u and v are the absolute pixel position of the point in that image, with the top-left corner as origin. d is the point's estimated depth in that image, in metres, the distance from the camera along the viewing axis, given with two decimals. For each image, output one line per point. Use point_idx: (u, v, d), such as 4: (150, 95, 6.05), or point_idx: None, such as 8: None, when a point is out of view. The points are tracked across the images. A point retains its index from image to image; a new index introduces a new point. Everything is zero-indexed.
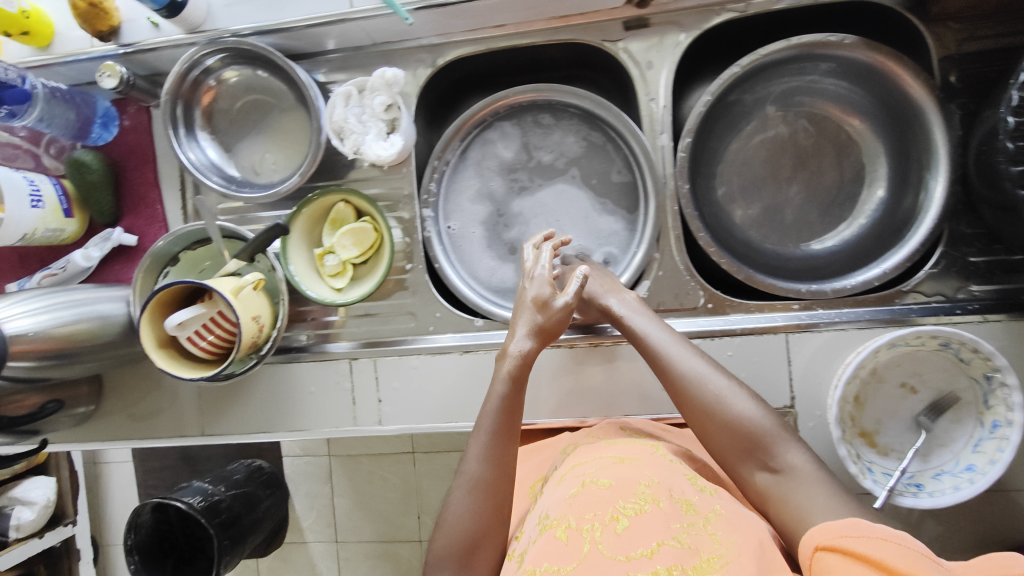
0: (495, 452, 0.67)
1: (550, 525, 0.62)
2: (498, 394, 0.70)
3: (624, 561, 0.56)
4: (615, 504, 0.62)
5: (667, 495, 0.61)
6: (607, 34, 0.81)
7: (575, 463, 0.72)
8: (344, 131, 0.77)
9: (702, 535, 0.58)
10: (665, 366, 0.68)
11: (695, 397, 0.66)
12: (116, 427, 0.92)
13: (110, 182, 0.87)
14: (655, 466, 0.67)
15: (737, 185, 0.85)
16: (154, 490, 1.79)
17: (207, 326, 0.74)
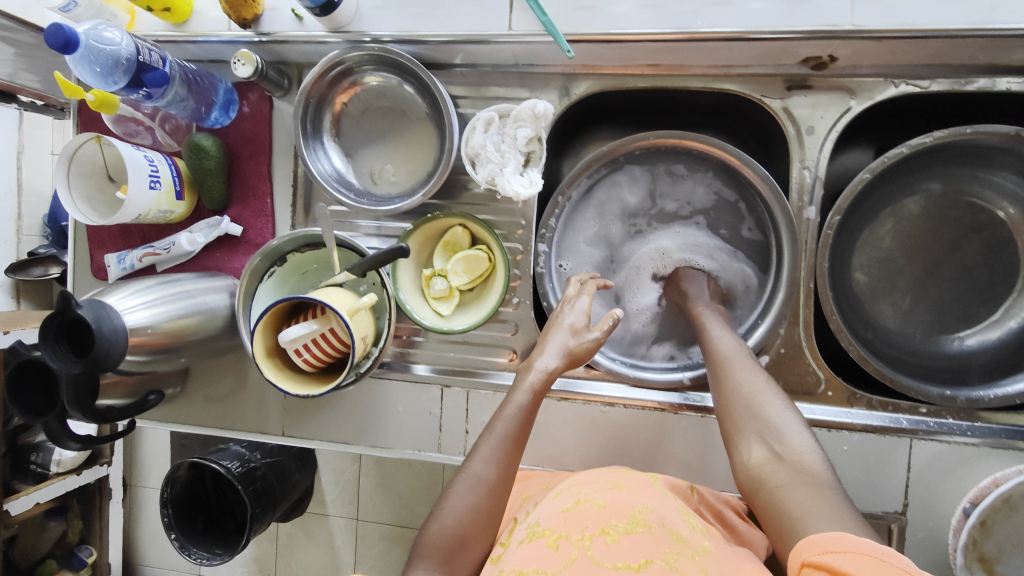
0: (505, 454, 0.65)
1: (541, 535, 0.64)
2: (520, 404, 0.68)
3: (609, 569, 0.57)
4: (606, 521, 0.64)
5: (660, 524, 0.64)
6: (767, 90, 0.75)
7: (573, 484, 0.75)
8: (480, 158, 0.74)
9: (689, 560, 0.58)
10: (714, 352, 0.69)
11: (733, 378, 0.65)
12: (197, 412, 0.92)
13: (224, 169, 0.85)
14: (648, 496, 0.70)
15: (874, 267, 0.81)
16: (188, 443, 1.83)
17: (316, 341, 0.71)
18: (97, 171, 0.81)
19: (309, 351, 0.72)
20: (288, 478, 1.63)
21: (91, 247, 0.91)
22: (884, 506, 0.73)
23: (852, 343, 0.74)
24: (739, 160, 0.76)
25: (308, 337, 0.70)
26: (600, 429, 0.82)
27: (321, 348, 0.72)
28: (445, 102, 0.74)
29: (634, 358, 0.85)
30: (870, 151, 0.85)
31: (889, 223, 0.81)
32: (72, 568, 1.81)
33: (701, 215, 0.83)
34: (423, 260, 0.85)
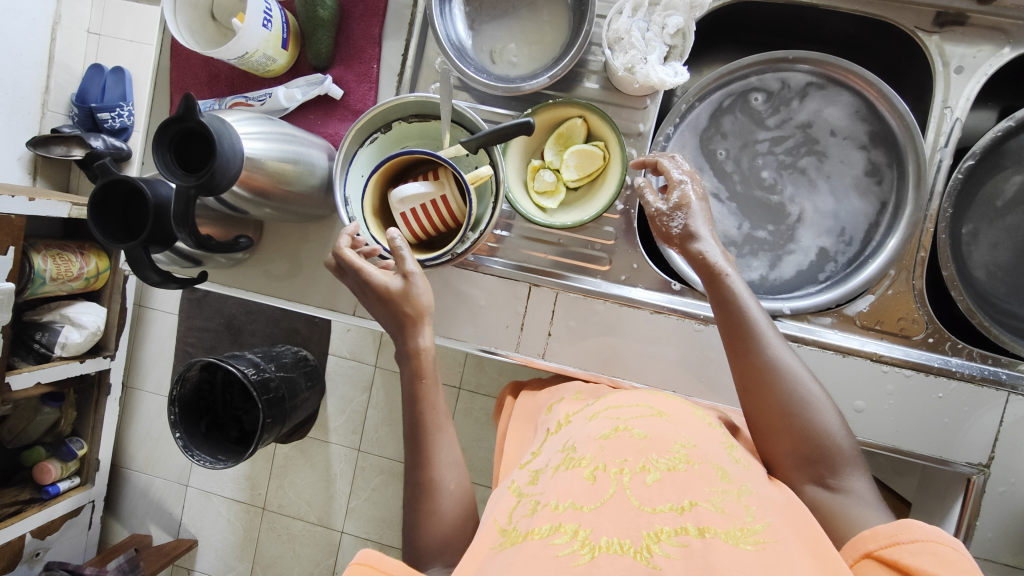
0: (440, 451, 0.68)
1: (577, 464, 0.58)
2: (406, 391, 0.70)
3: (648, 514, 0.52)
4: (647, 455, 0.58)
5: (706, 460, 0.58)
6: (922, 22, 0.73)
7: (610, 405, 0.69)
8: (622, 44, 0.70)
9: (736, 504, 0.53)
10: (749, 346, 0.64)
11: (773, 391, 0.62)
12: (260, 282, 0.88)
13: (335, 25, 0.80)
14: (692, 429, 0.64)
15: (988, 226, 0.79)
16: (195, 347, 1.78)
17: (425, 207, 0.68)
18: (201, 3, 0.75)
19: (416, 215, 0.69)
20: (298, 395, 1.54)
21: (173, 91, 0.86)
22: (967, 457, 0.73)
23: (962, 293, 0.73)
24: (879, 90, 0.75)
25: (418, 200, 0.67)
26: (690, 350, 0.80)
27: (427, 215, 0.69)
28: None
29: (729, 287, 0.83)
30: (993, 112, 0.83)
31: (1009, 183, 0.79)
32: (61, 458, 1.71)
33: (803, 145, 0.82)
34: (529, 151, 0.81)
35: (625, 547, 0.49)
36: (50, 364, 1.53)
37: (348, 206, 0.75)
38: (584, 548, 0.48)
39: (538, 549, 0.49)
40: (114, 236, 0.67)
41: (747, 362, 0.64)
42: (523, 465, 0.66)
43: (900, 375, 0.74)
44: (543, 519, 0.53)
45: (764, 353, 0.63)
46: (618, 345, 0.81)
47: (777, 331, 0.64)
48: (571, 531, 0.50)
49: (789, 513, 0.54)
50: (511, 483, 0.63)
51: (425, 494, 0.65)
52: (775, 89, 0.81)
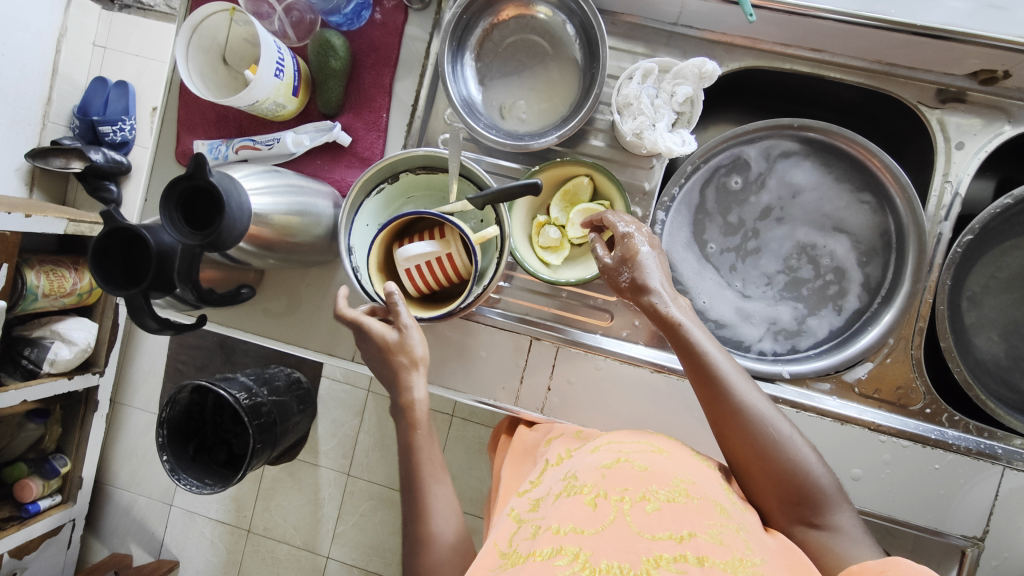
0: (432, 501, 0.66)
1: (579, 491, 0.59)
2: (410, 446, 0.68)
3: (648, 540, 0.53)
4: (648, 487, 0.59)
5: (706, 495, 0.59)
6: (925, 97, 0.75)
7: (612, 439, 0.69)
8: (631, 109, 0.71)
9: (734, 536, 0.54)
10: (716, 393, 0.62)
11: (744, 437, 0.60)
12: (259, 323, 0.87)
13: (346, 74, 0.80)
14: (692, 465, 0.64)
15: (987, 299, 0.80)
16: (186, 366, 1.76)
17: (431, 264, 0.68)
18: (214, 49, 0.75)
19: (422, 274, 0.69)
20: (289, 420, 1.52)
21: (180, 130, 0.86)
22: (961, 529, 0.73)
23: (960, 365, 0.74)
24: (880, 161, 0.76)
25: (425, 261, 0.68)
26: (689, 409, 0.80)
27: (432, 272, 0.69)
28: (605, 45, 0.71)
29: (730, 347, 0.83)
30: (992, 182, 0.84)
31: (1007, 255, 0.80)
32: (43, 475, 1.67)
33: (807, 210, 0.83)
34: (534, 206, 0.81)
35: (625, 571, 0.49)
36: (38, 381, 1.51)
37: (352, 255, 0.75)
38: (585, 570, 0.49)
39: (540, 569, 0.50)
40: (115, 282, 0.67)
41: (718, 409, 0.61)
42: (522, 493, 0.67)
43: (897, 444, 0.74)
44: (545, 541, 0.54)
45: (731, 399, 0.61)
46: (617, 401, 0.81)
47: (741, 372, 0.61)
48: (572, 553, 0.51)
49: (785, 557, 0.53)
50: (511, 510, 0.64)
51: (422, 544, 0.63)
52: (780, 153, 0.82)
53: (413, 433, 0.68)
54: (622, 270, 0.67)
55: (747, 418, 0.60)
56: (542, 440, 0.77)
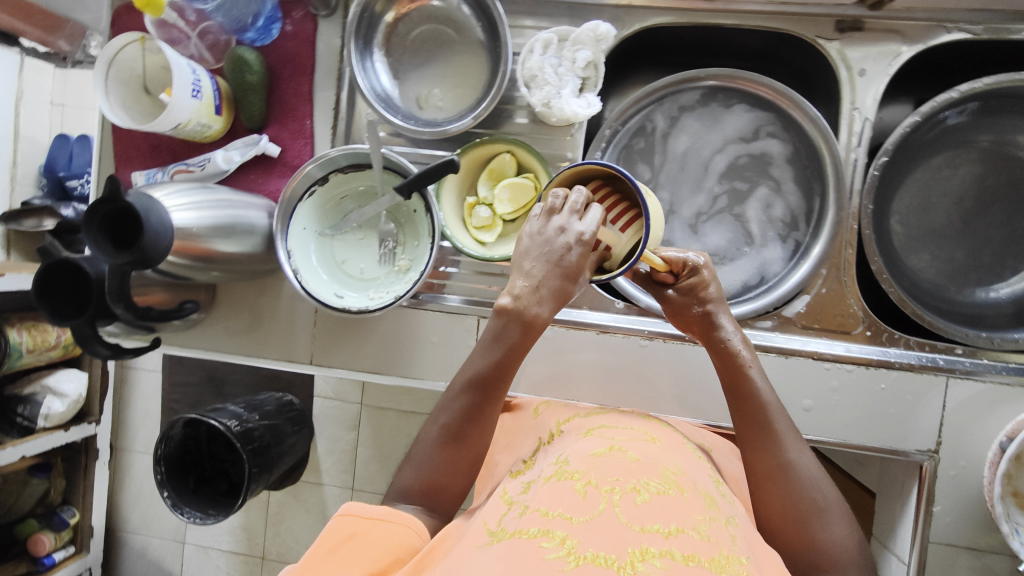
0: (482, 414, 0.61)
1: (569, 477, 0.60)
2: (492, 356, 0.60)
3: (637, 532, 0.53)
4: (638, 477, 0.60)
5: (694, 488, 0.61)
6: (821, 31, 0.76)
7: (604, 425, 0.72)
8: (536, 81, 0.73)
9: (720, 532, 0.55)
10: (763, 444, 0.63)
11: (785, 494, 0.60)
12: (219, 339, 0.89)
13: (265, 88, 0.83)
14: (682, 457, 0.67)
15: (915, 217, 0.82)
16: (180, 403, 1.78)
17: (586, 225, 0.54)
18: (134, 79, 0.78)
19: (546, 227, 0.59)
20: (284, 441, 1.54)
21: (117, 165, 0.88)
22: (916, 445, 0.75)
23: (893, 285, 0.75)
24: (789, 98, 0.78)
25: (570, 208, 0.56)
26: (640, 365, 0.82)
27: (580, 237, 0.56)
28: (503, 23, 0.73)
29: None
30: (908, 105, 0.86)
31: (930, 172, 0.82)
32: (54, 528, 1.69)
33: (723, 145, 0.84)
34: (465, 188, 0.83)
35: (611, 562, 0.49)
36: (33, 436, 1.53)
37: (292, 259, 0.77)
38: (570, 556, 0.50)
39: (527, 548, 0.51)
40: (63, 313, 0.70)
41: (755, 455, 0.63)
42: (515, 472, 0.68)
43: (842, 370, 0.76)
44: (532, 522, 0.55)
45: (780, 453, 0.62)
46: (569, 367, 0.83)
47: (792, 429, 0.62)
48: (558, 538, 0.52)
49: (771, 557, 0.56)
50: (503, 490, 0.65)
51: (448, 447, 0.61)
52: (696, 102, 0.83)
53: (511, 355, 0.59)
54: (692, 302, 0.69)
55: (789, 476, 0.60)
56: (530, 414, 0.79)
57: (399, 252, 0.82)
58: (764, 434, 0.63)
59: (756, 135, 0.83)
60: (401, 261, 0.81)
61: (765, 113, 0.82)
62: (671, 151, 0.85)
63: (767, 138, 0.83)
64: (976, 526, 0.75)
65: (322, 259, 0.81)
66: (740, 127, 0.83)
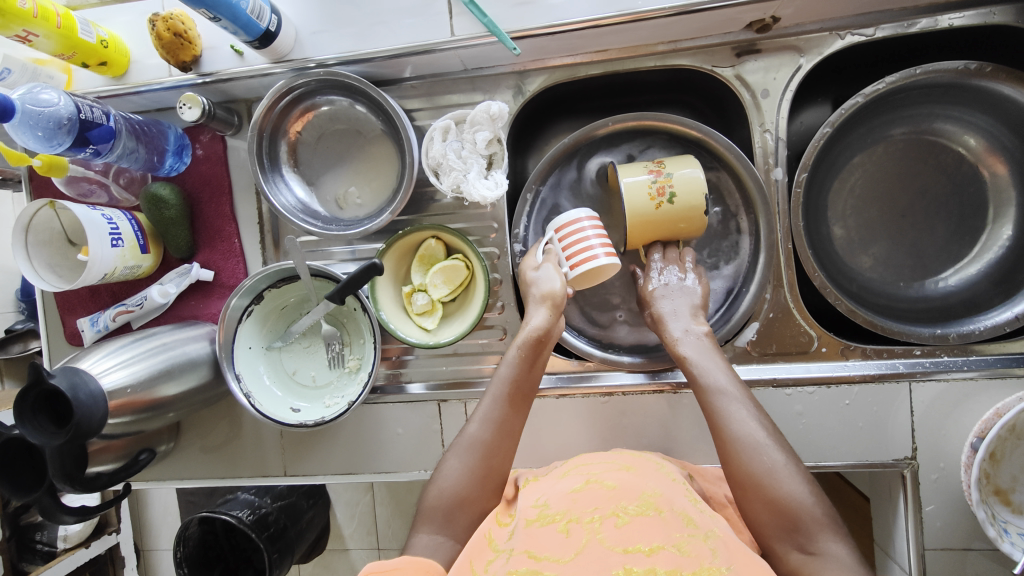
0: (497, 415, 0.69)
1: (551, 519, 0.59)
2: (511, 359, 0.70)
3: (620, 554, 0.55)
4: (616, 503, 0.61)
5: (672, 508, 0.61)
6: (717, 60, 0.76)
7: (579, 464, 0.72)
8: (443, 168, 0.73)
9: (701, 546, 0.56)
10: (715, 421, 0.64)
11: (740, 464, 0.60)
12: (194, 464, 0.90)
13: (187, 216, 0.83)
14: (656, 479, 0.67)
15: (850, 220, 0.81)
16: (195, 498, 1.75)
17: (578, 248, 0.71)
18: (56, 237, 0.79)
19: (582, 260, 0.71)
20: (303, 517, 1.52)
21: (62, 314, 0.89)
22: (893, 454, 0.74)
23: (838, 298, 0.74)
24: (700, 131, 0.77)
25: (570, 217, 0.71)
26: (606, 419, 0.81)
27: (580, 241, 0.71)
28: (399, 117, 0.74)
29: (631, 347, 0.84)
30: (826, 107, 0.85)
31: (857, 173, 0.81)
32: None
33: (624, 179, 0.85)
34: (401, 277, 0.83)
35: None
36: (56, 560, 1.48)
37: (241, 381, 0.77)
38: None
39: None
40: (24, 485, 0.71)
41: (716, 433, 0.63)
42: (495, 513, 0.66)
43: (804, 393, 0.75)
44: (520, 564, 0.54)
45: (727, 427, 0.62)
46: (537, 433, 0.83)
47: (737, 400, 0.63)
48: None
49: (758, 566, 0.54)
50: (488, 532, 0.63)
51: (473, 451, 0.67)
52: (584, 151, 0.85)
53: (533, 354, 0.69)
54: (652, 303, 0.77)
55: (742, 447, 0.60)
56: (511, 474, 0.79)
57: (347, 353, 0.82)
58: (716, 411, 0.64)
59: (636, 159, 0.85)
60: (350, 361, 0.81)
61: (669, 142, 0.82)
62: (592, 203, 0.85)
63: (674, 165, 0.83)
64: (971, 524, 0.73)
65: (273, 375, 0.82)
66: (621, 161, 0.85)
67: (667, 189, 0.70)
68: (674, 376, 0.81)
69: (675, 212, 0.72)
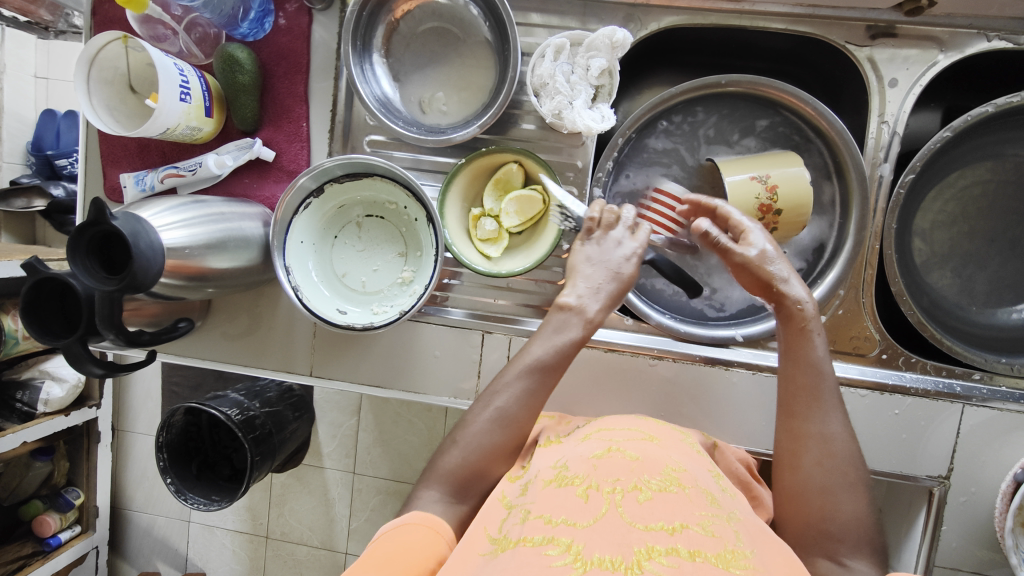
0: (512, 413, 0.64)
1: (570, 482, 0.58)
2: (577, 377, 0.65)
3: (640, 531, 0.51)
4: (639, 476, 0.58)
5: (696, 484, 0.59)
6: (852, 36, 0.72)
7: (603, 427, 0.69)
8: (547, 89, 0.69)
9: (725, 527, 0.53)
10: (804, 412, 0.61)
11: (817, 463, 0.58)
12: (217, 347, 0.87)
13: (258, 87, 0.78)
14: (682, 453, 0.64)
15: (935, 234, 0.79)
16: (179, 388, 1.65)
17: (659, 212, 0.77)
18: (118, 78, 0.73)
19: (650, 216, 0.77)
20: (286, 428, 1.41)
21: (104, 165, 0.84)
22: (927, 470, 0.74)
23: (912, 307, 0.73)
24: (815, 108, 0.73)
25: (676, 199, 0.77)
26: (648, 383, 0.80)
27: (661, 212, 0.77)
28: (512, 23, 0.69)
29: (686, 318, 0.83)
30: (937, 113, 0.81)
31: (958, 186, 0.79)
32: (59, 510, 1.59)
33: (717, 147, 0.81)
34: (471, 199, 0.79)
35: (617, 564, 0.47)
36: (35, 422, 1.41)
37: (290, 275, 0.74)
38: (577, 563, 0.48)
39: (532, 558, 0.48)
40: (51, 332, 0.67)
41: (795, 424, 0.61)
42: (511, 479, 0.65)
43: (856, 395, 0.74)
44: (536, 530, 0.52)
45: (817, 423, 0.60)
46: (576, 383, 0.81)
47: (838, 405, 0.60)
48: (564, 545, 0.50)
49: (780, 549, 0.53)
50: (500, 493, 0.63)
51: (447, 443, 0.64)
52: (685, 111, 0.80)
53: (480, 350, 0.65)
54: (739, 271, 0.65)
55: (830, 452, 0.58)
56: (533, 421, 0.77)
57: (402, 264, 0.79)
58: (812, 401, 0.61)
59: (740, 131, 0.80)
60: (404, 272, 0.78)
61: (747, 110, 0.79)
62: (679, 164, 0.82)
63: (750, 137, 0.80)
64: (985, 548, 0.75)
65: (322, 273, 0.78)
66: (721, 127, 0.80)
67: (772, 225, 0.72)
68: (723, 354, 0.80)
69: (778, 236, 0.74)
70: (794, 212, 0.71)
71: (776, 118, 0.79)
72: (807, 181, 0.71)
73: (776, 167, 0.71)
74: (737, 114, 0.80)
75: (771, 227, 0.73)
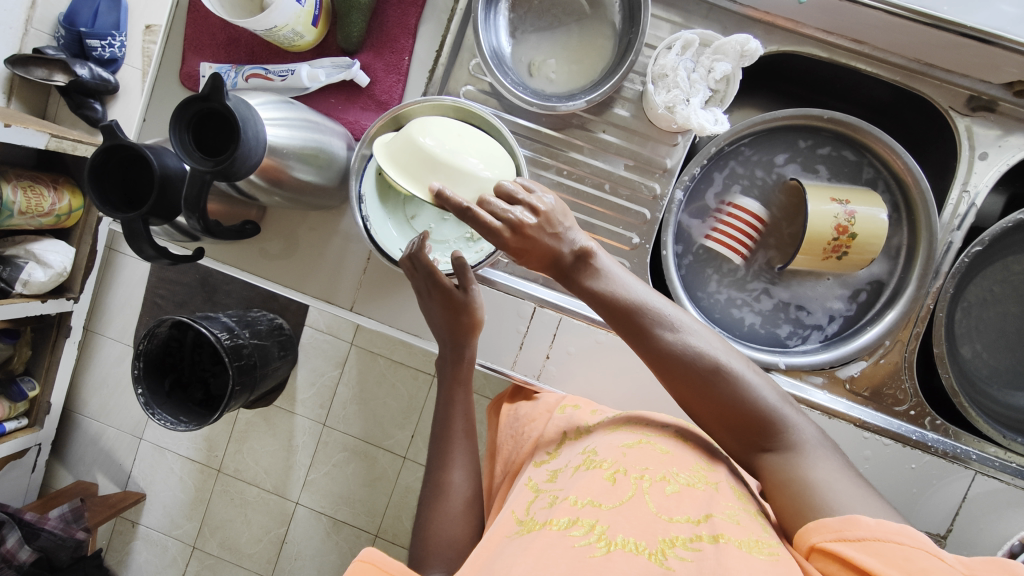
0: (471, 459, 0.69)
1: (598, 465, 0.59)
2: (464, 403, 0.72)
3: (665, 521, 0.52)
4: (667, 468, 0.58)
5: (723, 482, 0.58)
6: (955, 103, 0.74)
7: (633, 419, 0.68)
8: (666, 81, 0.69)
9: (750, 520, 0.53)
10: (647, 337, 0.60)
11: (688, 376, 0.59)
12: (255, 261, 0.84)
13: (371, 10, 0.76)
14: (711, 452, 0.63)
15: (976, 310, 0.83)
16: (164, 301, 1.57)
17: (732, 225, 0.80)
18: None
19: (712, 235, 0.81)
20: (269, 365, 1.31)
21: (185, 50, 0.80)
22: (926, 526, 0.77)
23: (948, 371, 0.76)
24: (904, 162, 0.76)
25: (748, 216, 0.80)
26: None
27: (737, 227, 0.80)
28: (647, 9, 0.69)
29: (751, 341, 0.82)
30: (1002, 198, 0.85)
31: (1008, 270, 0.82)
32: (9, 398, 1.49)
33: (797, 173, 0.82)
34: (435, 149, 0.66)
35: (640, 548, 0.48)
36: (9, 300, 1.32)
37: (362, 205, 0.73)
38: (600, 543, 0.48)
39: (556, 539, 0.49)
40: (111, 205, 0.63)
41: (672, 381, 0.60)
42: (539, 462, 0.65)
43: (879, 442, 0.76)
44: (562, 511, 0.53)
45: (660, 340, 0.59)
46: (615, 377, 0.81)
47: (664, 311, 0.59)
48: (589, 525, 0.50)
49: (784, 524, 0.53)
50: (527, 479, 0.63)
51: (438, 495, 0.65)
52: (774, 137, 0.82)
53: (454, 389, 0.72)
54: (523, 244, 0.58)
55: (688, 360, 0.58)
56: (555, 404, 0.76)
57: None
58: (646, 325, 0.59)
59: (812, 166, 0.82)
60: (473, 229, 0.77)
61: (802, 134, 0.81)
62: (756, 184, 0.83)
63: (818, 168, 0.82)
64: None
65: (392, 211, 0.77)
66: (803, 159, 0.82)
67: (842, 247, 0.74)
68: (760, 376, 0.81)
69: (839, 264, 0.76)
70: (863, 246, 0.73)
71: (807, 146, 0.82)
72: (884, 226, 0.73)
73: (860, 201, 0.73)
74: (787, 139, 0.82)
75: (841, 254, 0.74)
